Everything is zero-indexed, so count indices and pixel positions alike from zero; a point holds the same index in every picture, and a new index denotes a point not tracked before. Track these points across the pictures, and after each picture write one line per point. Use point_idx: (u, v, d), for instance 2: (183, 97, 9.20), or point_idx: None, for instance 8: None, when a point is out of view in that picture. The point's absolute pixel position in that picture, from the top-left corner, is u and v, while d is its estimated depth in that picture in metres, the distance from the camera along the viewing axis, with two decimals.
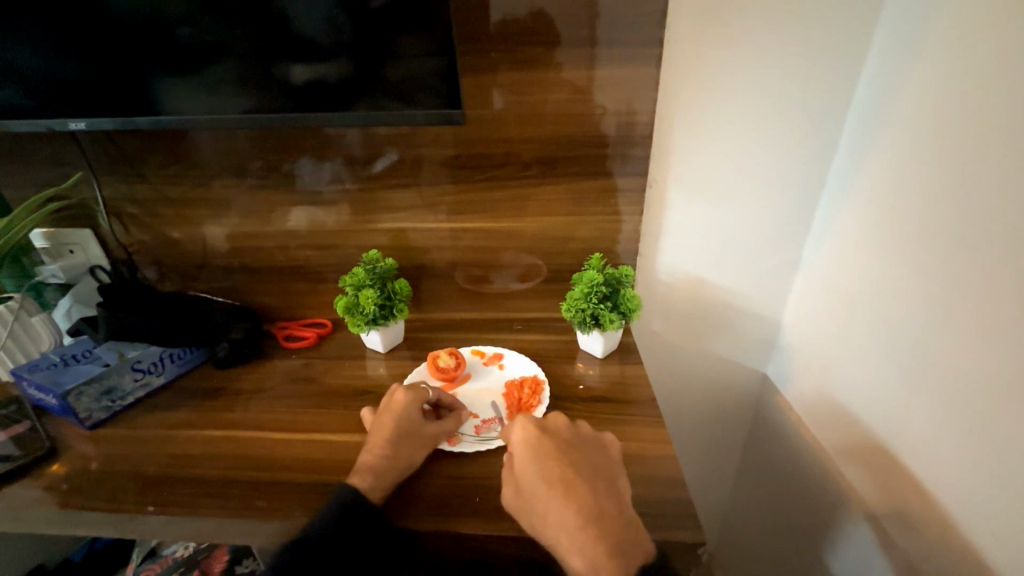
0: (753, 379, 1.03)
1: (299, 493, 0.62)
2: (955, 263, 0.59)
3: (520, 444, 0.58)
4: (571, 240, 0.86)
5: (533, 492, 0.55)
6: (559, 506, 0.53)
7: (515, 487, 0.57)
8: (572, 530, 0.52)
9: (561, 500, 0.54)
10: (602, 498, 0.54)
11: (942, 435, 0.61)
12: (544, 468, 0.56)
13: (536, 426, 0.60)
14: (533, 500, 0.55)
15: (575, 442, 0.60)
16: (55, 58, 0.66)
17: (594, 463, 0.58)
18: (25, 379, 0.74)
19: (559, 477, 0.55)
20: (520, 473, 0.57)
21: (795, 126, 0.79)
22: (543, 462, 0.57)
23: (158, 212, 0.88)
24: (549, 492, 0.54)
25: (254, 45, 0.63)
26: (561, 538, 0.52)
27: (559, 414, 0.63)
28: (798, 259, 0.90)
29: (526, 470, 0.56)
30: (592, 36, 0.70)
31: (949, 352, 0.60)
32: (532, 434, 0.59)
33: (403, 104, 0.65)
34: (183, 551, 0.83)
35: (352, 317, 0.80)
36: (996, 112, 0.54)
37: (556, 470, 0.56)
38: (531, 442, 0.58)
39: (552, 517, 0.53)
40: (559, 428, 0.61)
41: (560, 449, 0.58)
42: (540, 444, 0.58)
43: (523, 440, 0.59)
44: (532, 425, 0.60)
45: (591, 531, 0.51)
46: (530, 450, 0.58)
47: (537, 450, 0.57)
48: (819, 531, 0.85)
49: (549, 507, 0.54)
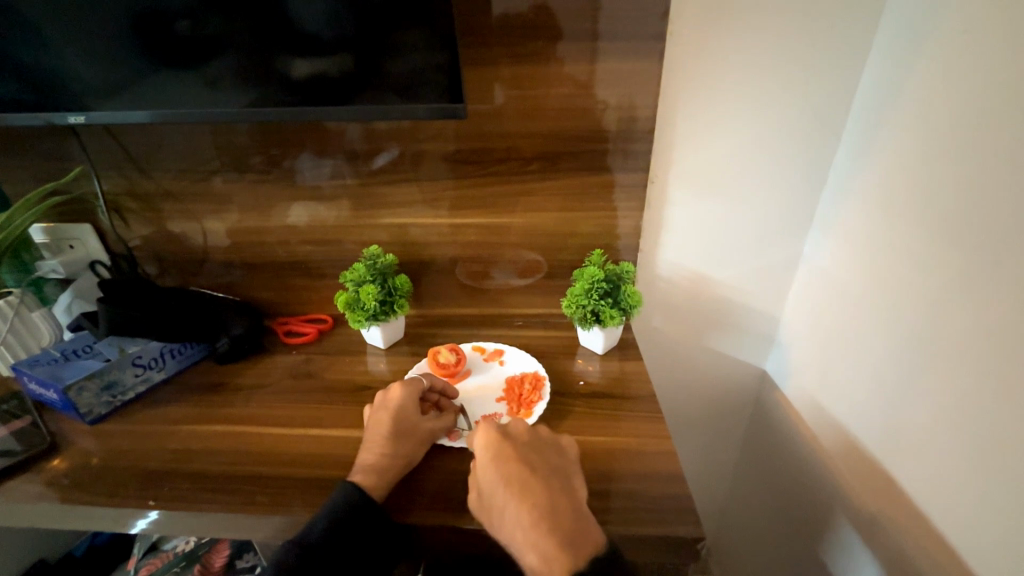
0: (753, 376, 1.03)
1: (299, 487, 0.62)
2: (953, 259, 0.60)
3: (481, 446, 0.59)
4: (572, 235, 0.86)
5: (493, 492, 0.55)
6: (515, 504, 0.53)
7: (477, 489, 0.57)
8: (527, 526, 0.52)
9: (517, 497, 0.54)
10: (558, 496, 0.54)
11: (936, 431, 0.62)
12: (504, 467, 0.56)
13: (497, 426, 0.60)
14: (494, 498, 0.55)
15: (535, 444, 0.60)
16: (53, 51, 0.65)
17: (553, 464, 0.58)
18: (25, 375, 0.74)
19: (518, 477, 0.55)
20: (482, 476, 0.57)
21: (796, 122, 0.78)
22: (502, 463, 0.57)
23: (158, 206, 0.88)
24: (507, 490, 0.54)
25: (254, 38, 0.63)
26: (516, 535, 0.52)
27: (521, 418, 0.64)
28: (798, 258, 0.90)
29: (487, 470, 0.56)
30: (594, 31, 0.70)
31: (944, 350, 0.60)
32: (493, 436, 0.59)
33: (405, 98, 0.65)
34: (184, 545, 0.84)
35: (352, 313, 0.80)
36: (999, 107, 0.54)
37: (515, 469, 0.56)
38: (492, 444, 0.58)
39: (508, 515, 0.53)
40: (521, 430, 0.61)
41: (521, 451, 0.58)
42: (501, 446, 0.58)
43: (484, 444, 0.59)
44: (493, 427, 0.60)
45: (544, 527, 0.51)
46: (490, 451, 0.58)
47: (498, 451, 0.58)
48: (815, 527, 0.86)
49: (506, 505, 0.54)
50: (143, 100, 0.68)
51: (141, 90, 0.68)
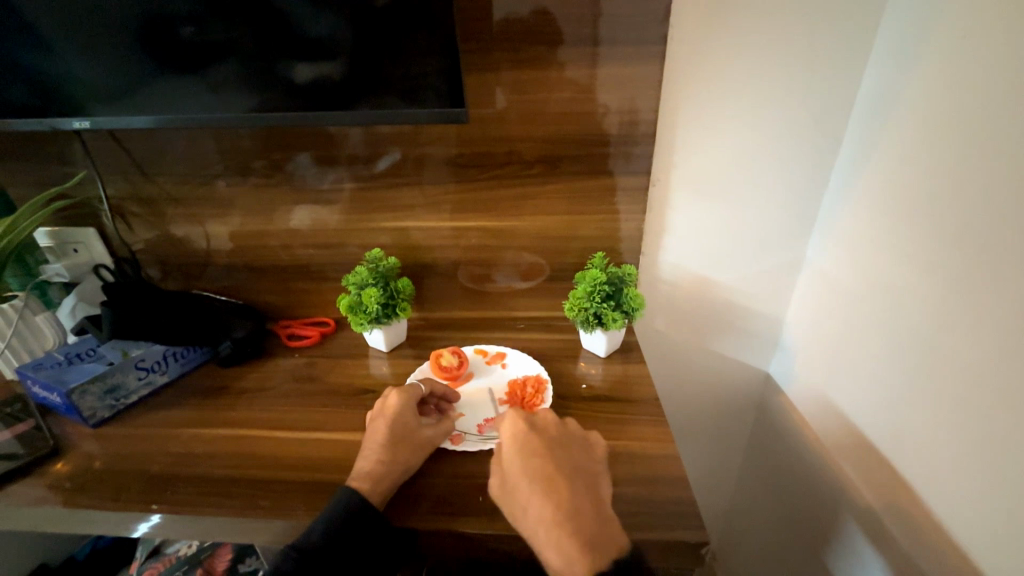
0: (756, 379, 1.03)
1: (302, 491, 0.62)
2: (956, 261, 0.59)
3: (510, 438, 0.60)
4: (574, 238, 0.86)
5: (518, 486, 0.56)
6: (539, 500, 0.54)
7: (501, 479, 0.58)
8: (549, 524, 0.52)
9: (541, 493, 0.54)
10: (581, 495, 0.54)
11: (941, 434, 0.61)
12: (530, 462, 0.56)
13: (525, 420, 0.61)
14: (518, 493, 0.56)
15: (563, 440, 0.61)
16: (58, 57, 0.66)
17: (578, 461, 0.59)
18: (29, 378, 0.74)
19: (543, 472, 0.56)
20: (507, 468, 0.57)
21: (798, 124, 0.78)
22: (529, 457, 0.57)
23: (162, 211, 0.88)
24: (531, 485, 0.55)
25: (258, 44, 0.63)
26: (539, 533, 0.52)
27: (549, 411, 0.64)
28: (801, 260, 0.89)
29: (513, 463, 0.57)
30: (596, 35, 0.70)
31: (948, 351, 0.60)
32: (521, 430, 0.60)
33: (407, 102, 0.65)
34: (186, 549, 0.84)
35: (355, 316, 0.80)
36: (1000, 109, 0.54)
37: (541, 464, 0.56)
38: (519, 438, 0.59)
39: (532, 510, 0.53)
40: (549, 424, 0.62)
41: (548, 446, 0.59)
42: (527, 440, 0.59)
43: (513, 437, 0.59)
44: (521, 420, 0.61)
45: (566, 526, 0.51)
46: (518, 444, 0.59)
47: (526, 444, 0.58)
48: (819, 530, 0.85)
49: (530, 500, 0.54)
50: (146, 105, 0.69)
51: (144, 96, 0.68)
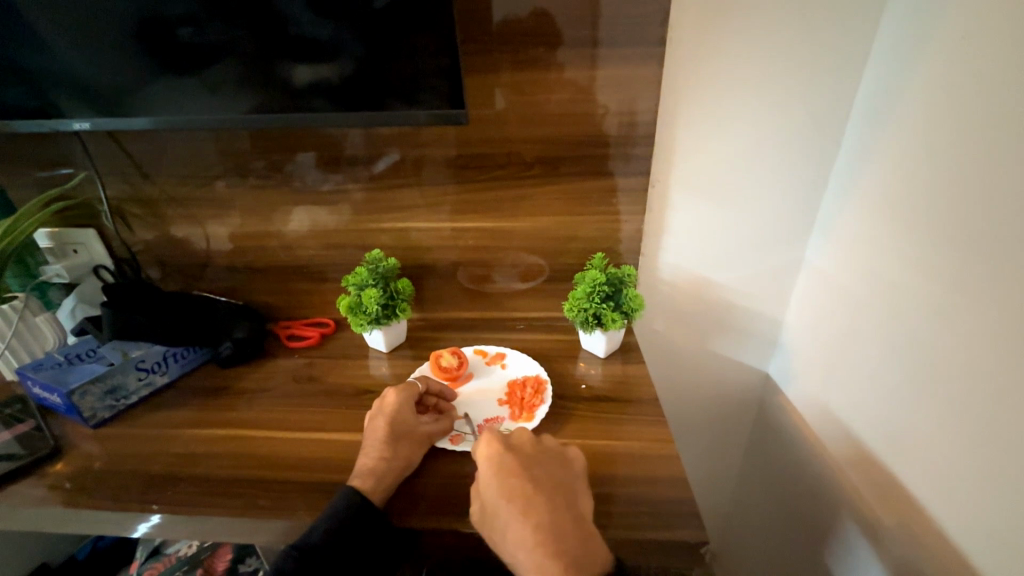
0: (756, 379, 1.03)
1: (301, 492, 0.62)
2: (953, 259, 0.60)
3: (484, 460, 0.59)
4: (572, 239, 0.86)
5: (496, 510, 0.55)
6: (518, 525, 0.53)
7: (479, 502, 0.57)
8: (531, 550, 0.52)
9: (520, 518, 0.54)
10: (561, 515, 0.54)
11: (939, 432, 0.61)
12: (506, 484, 0.56)
13: (498, 439, 0.60)
14: (498, 516, 0.55)
15: (538, 455, 0.60)
16: (55, 57, 0.66)
17: (557, 476, 0.58)
18: (30, 378, 0.75)
19: (521, 493, 0.55)
20: (484, 492, 0.57)
21: (796, 124, 0.78)
22: (506, 480, 0.56)
23: (161, 211, 0.88)
24: (508, 509, 0.54)
25: (256, 45, 0.63)
26: (522, 557, 0.52)
27: (523, 427, 0.63)
28: (801, 260, 0.90)
29: (489, 486, 0.56)
30: (594, 37, 0.70)
31: (945, 348, 0.60)
32: (494, 451, 0.59)
33: (407, 104, 0.66)
34: (186, 549, 0.84)
35: (354, 317, 0.80)
36: (997, 109, 0.54)
37: (518, 486, 0.56)
38: (493, 459, 0.58)
39: (512, 535, 0.53)
40: (523, 440, 0.61)
41: (523, 464, 0.58)
42: (501, 460, 0.58)
43: (486, 458, 0.59)
44: (495, 441, 0.60)
45: (547, 551, 0.52)
46: (492, 466, 0.58)
47: (499, 466, 0.58)
48: (817, 531, 0.85)
49: (510, 526, 0.54)
50: (146, 106, 0.69)
51: (144, 98, 0.68)
